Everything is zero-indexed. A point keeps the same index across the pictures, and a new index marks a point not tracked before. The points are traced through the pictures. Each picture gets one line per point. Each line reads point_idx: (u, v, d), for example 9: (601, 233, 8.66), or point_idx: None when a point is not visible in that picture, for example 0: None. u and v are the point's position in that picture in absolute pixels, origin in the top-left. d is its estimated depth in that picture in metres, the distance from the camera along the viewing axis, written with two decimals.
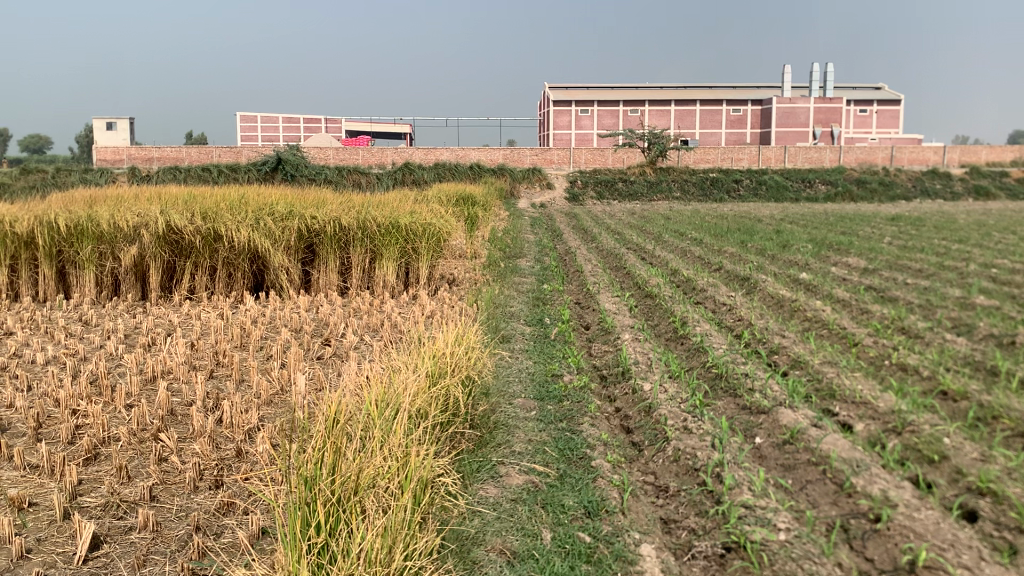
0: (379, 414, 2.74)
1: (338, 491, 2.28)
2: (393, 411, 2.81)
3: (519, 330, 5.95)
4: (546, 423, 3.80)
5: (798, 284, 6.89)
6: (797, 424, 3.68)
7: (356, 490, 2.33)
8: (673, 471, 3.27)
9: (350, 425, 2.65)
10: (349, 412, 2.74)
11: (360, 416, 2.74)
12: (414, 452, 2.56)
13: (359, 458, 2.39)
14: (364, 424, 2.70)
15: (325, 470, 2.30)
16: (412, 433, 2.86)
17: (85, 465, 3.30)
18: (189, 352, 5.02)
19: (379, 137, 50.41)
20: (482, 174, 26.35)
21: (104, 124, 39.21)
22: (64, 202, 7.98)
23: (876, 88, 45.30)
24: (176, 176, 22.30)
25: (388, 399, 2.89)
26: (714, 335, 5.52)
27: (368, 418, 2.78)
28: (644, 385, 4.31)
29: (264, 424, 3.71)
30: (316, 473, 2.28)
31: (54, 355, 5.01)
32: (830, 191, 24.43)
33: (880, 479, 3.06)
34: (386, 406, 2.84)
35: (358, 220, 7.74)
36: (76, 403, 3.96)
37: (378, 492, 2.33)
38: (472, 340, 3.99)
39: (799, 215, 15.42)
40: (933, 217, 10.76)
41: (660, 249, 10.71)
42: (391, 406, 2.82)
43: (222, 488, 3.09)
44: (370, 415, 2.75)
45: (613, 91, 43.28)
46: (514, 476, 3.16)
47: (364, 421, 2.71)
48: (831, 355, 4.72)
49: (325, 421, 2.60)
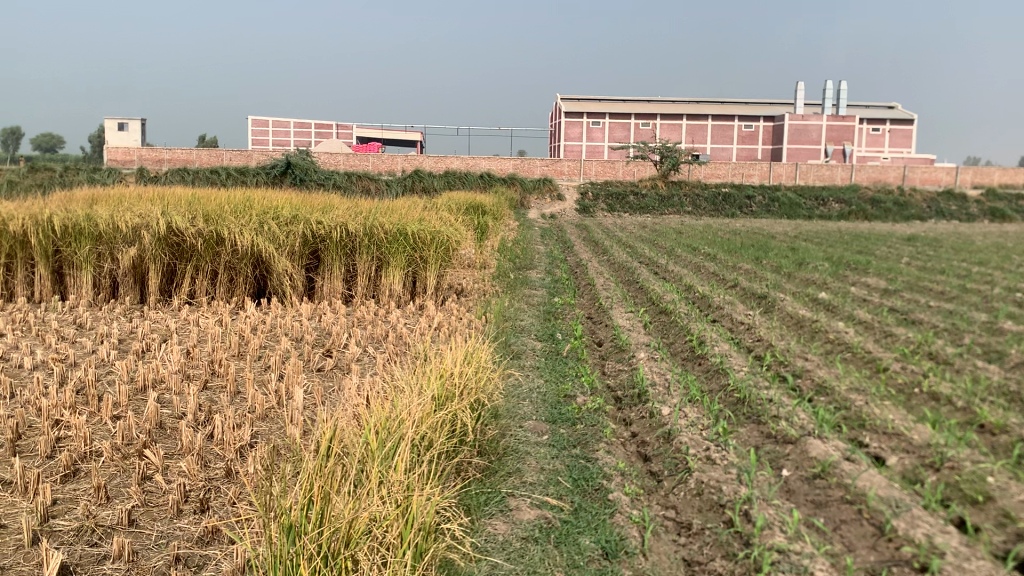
0: (378, 446, 2.52)
1: (325, 548, 2.09)
2: (397, 443, 2.58)
3: (530, 346, 5.70)
4: (559, 449, 3.55)
5: (818, 304, 6.63)
6: (827, 456, 3.44)
7: (347, 540, 2.14)
8: (695, 506, 3.03)
9: (343, 457, 2.46)
10: (346, 445, 2.52)
11: (359, 448, 2.51)
12: (418, 493, 2.35)
13: (353, 505, 2.17)
14: (361, 458, 2.50)
15: (310, 523, 2.12)
16: (416, 467, 2.62)
17: (62, 484, 3.07)
18: (185, 360, 4.80)
19: (390, 143, 50.33)
20: (493, 183, 26.14)
21: (115, 124, 39.21)
22: (64, 200, 7.77)
23: (889, 108, 45.01)
24: (185, 178, 22.16)
25: (389, 426, 2.67)
26: (733, 357, 5.29)
27: (367, 450, 2.55)
28: (662, 409, 4.04)
29: (258, 441, 3.48)
30: (302, 521, 2.11)
31: (43, 360, 4.79)
32: (843, 209, 24.06)
33: (923, 522, 2.81)
34: (386, 434, 2.62)
35: (365, 227, 7.52)
36: (59, 414, 3.73)
37: (373, 549, 2.14)
38: (482, 359, 3.75)
39: (813, 233, 15.07)
40: (949, 241, 10.44)
41: (673, 264, 10.47)
42: (393, 437, 2.59)
43: (208, 513, 2.86)
44: (368, 446, 2.54)
45: (625, 104, 43.11)
46: (525, 510, 2.91)
47: (362, 453, 2.50)
48: (859, 382, 4.45)
49: (318, 459, 2.39)
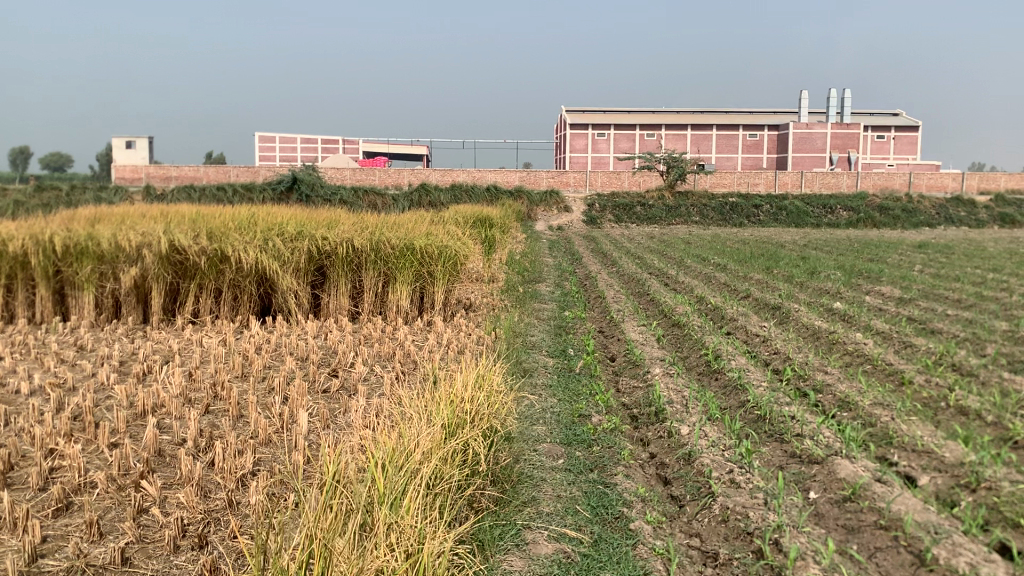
0: (384, 486, 2.39)
1: None
2: (405, 483, 2.45)
3: (542, 363, 5.55)
4: (576, 474, 3.40)
5: (833, 314, 6.46)
6: (858, 477, 3.27)
7: None
8: (721, 534, 2.87)
9: (347, 500, 2.34)
10: (351, 486, 2.39)
11: (365, 490, 2.38)
12: (427, 541, 2.23)
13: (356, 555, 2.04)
14: (366, 501, 2.37)
15: None
16: (428, 507, 2.48)
17: (54, 519, 2.93)
18: (186, 382, 4.66)
19: (395, 158, 50.37)
20: (499, 196, 26.05)
21: (122, 142, 39.33)
22: (65, 219, 7.65)
23: (895, 115, 44.85)
24: (191, 195, 22.11)
25: (395, 462, 2.54)
26: (752, 371, 5.11)
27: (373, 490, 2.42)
28: (682, 429, 3.88)
29: (261, 469, 3.34)
30: None
31: (40, 385, 4.65)
32: (851, 217, 23.87)
33: (964, 551, 2.64)
34: (394, 471, 2.49)
35: (371, 242, 7.39)
36: (54, 442, 3.59)
37: None
38: (494, 381, 3.60)
39: (823, 241, 14.90)
40: (962, 247, 10.29)
41: (684, 275, 10.31)
42: (402, 474, 2.47)
43: (206, 549, 2.71)
44: (374, 486, 2.41)
45: (630, 115, 43.04)
46: (542, 544, 2.75)
47: (366, 496, 2.37)
48: (883, 396, 4.26)
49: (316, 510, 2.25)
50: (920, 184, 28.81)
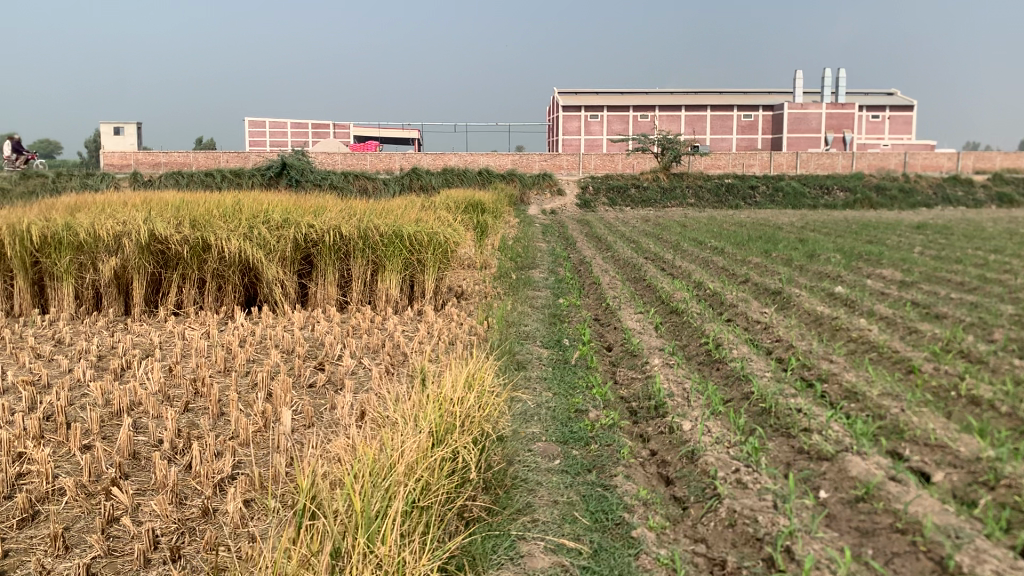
0: (362, 509, 2.20)
1: None
2: (384, 501, 2.27)
3: (536, 354, 5.37)
4: (573, 477, 3.23)
5: (835, 298, 6.26)
6: (871, 477, 3.08)
7: None
8: (728, 539, 2.69)
9: (321, 525, 2.18)
10: (326, 515, 2.21)
11: (340, 515, 2.20)
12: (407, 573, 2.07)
13: None
14: (340, 527, 2.20)
15: None
16: (411, 531, 2.31)
17: (18, 530, 2.76)
18: (165, 378, 4.46)
19: (388, 141, 50.02)
20: (493, 180, 25.80)
21: (111, 128, 39.04)
22: (44, 208, 7.43)
23: (889, 94, 44.58)
24: (179, 181, 21.81)
25: (375, 479, 2.36)
26: (754, 360, 4.94)
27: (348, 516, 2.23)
28: (683, 424, 3.70)
29: (240, 473, 3.15)
30: None
31: (14, 382, 4.45)
32: (848, 198, 23.64)
33: (989, 557, 2.45)
34: (373, 489, 2.31)
35: (359, 229, 7.19)
36: (22, 446, 3.40)
37: None
38: (485, 380, 3.42)
39: (821, 222, 14.69)
40: (961, 227, 10.08)
41: (680, 259, 10.11)
42: (380, 491, 2.29)
43: (179, 564, 2.53)
44: (352, 508, 2.24)
45: (623, 96, 42.72)
46: (538, 558, 2.58)
47: (342, 519, 2.21)
48: (891, 385, 4.04)
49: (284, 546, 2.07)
50: (915, 164, 28.59)
